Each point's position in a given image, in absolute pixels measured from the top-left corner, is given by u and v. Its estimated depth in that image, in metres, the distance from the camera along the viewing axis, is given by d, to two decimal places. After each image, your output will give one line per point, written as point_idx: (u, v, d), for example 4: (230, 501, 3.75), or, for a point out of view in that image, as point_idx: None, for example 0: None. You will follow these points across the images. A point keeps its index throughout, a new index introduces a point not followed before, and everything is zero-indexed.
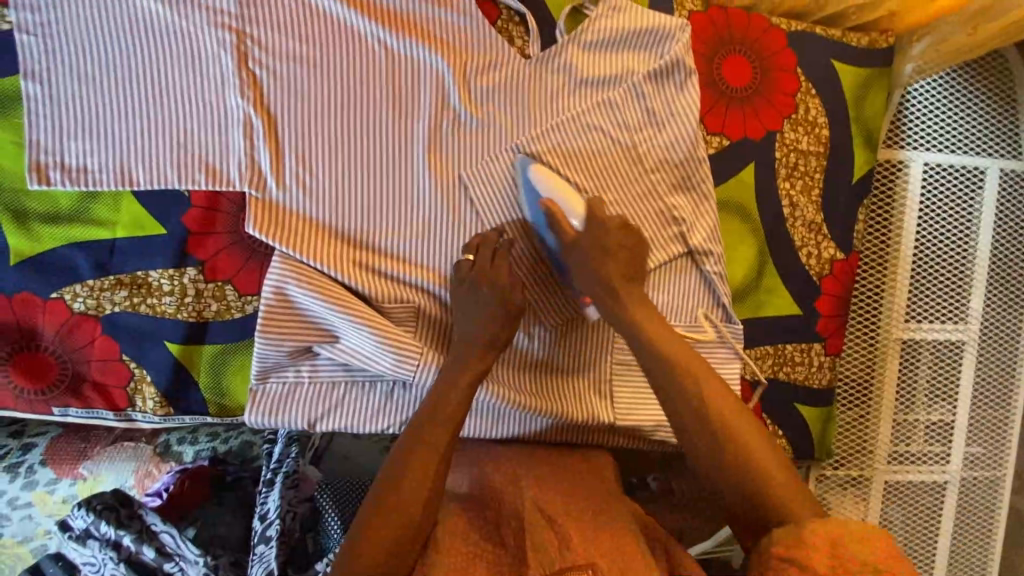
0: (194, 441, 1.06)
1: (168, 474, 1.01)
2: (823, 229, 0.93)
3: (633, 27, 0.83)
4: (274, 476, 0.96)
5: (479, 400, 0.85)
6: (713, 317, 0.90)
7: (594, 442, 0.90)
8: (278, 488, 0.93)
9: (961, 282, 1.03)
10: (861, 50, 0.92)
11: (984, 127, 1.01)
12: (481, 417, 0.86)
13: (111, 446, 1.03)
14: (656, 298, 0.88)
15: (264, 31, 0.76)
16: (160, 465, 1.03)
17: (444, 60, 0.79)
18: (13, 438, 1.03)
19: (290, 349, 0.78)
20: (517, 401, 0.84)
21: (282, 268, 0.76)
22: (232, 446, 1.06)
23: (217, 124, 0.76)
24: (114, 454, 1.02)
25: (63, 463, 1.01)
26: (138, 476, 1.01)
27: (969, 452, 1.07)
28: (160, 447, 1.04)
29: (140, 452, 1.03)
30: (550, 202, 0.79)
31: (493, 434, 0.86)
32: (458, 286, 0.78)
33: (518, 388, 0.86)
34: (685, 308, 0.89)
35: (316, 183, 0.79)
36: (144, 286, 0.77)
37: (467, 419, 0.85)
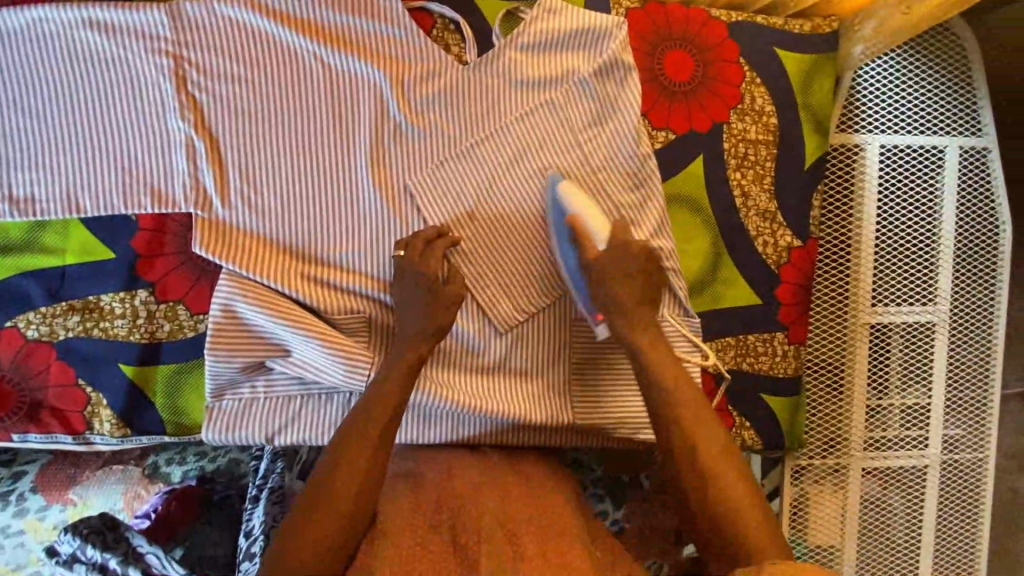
0: (182, 461, 1.06)
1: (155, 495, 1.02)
2: (778, 217, 0.93)
3: (568, 28, 0.83)
4: (258, 492, 0.97)
5: (412, 401, 0.84)
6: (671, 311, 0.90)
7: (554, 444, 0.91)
8: (262, 504, 0.93)
9: (927, 262, 1.03)
10: (803, 36, 0.92)
11: (939, 106, 1.01)
12: (416, 417, 0.87)
13: (100, 470, 1.05)
14: None
15: (202, 53, 0.77)
16: (149, 486, 1.04)
17: (381, 71, 0.80)
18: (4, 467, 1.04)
19: (243, 365, 0.79)
20: (452, 402, 0.84)
21: (230, 285, 0.77)
22: (219, 465, 1.06)
23: (159, 147, 0.77)
24: (102, 478, 1.04)
25: (53, 489, 1.03)
26: (127, 498, 1.03)
27: (948, 435, 1.06)
28: (148, 468, 1.06)
29: (129, 474, 1.05)
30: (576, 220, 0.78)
31: (428, 436, 0.87)
32: (403, 296, 0.78)
33: (455, 389, 0.85)
34: None
35: (261, 199, 0.80)
36: (96, 310, 0.78)
37: (419, 423, 0.86)
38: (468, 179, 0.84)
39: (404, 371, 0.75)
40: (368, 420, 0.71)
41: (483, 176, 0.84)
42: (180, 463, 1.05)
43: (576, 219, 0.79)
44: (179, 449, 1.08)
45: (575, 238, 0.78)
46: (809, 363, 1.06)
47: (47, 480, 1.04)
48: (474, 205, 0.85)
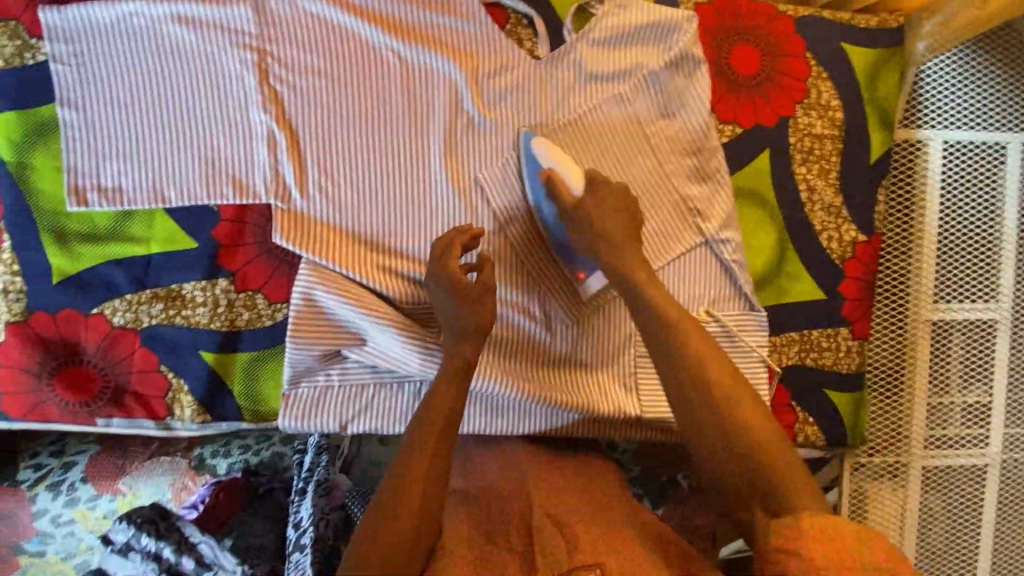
0: (226, 453, 1.06)
1: (203, 487, 1.01)
2: (843, 212, 0.93)
3: (639, 22, 0.84)
4: (305, 485, 0.95)
5: (473, 388, 0.85)
6: (735, 306, 0.91)
7: (619, 436, 0.91)
8: (310, 497, 0.92)
9: (989, 259, 1.02)
10: (869, 32, 0.92)
11: (1003, 101, 1.00)
12: (477, 406, 0.87)
13: (148, 462, 1.04)
14: (680, 289, 0.89)
15: (283, 47, 0.79)
16: (195, 478, 1.04)
17: (456, 65, 0.82)
18: (53, 456, 1.03)
19: (320, 354, 0.80)
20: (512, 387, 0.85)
21: (309, 275, 0.79)
22: (262, 457, 1.06)
23: (241, 138, 0.79)
24: (151, 468, 1.03)
25: (103, 479, 1.02)
26: (175, 489, 1.03)
27: (1011, 434, 1.04)
28: (195, 460, 1.05)
29: (176, 465, 1.04)
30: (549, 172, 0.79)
31: (492, 425, 0.87)
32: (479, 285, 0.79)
33: (510, 373, 0.86)
34: (707, 301, 0.90)
35: (338, 191, 0.81)
36: (178, 298, 0.80)
37: (487, 414, 0.87)
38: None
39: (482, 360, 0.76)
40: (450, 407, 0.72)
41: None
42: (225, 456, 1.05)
43: (553, 174, 0.79)
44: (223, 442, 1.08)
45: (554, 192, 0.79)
46: (869, 360, 1.05)
47: (97, 471, 1.03)
48: (541, 196, 0.86)
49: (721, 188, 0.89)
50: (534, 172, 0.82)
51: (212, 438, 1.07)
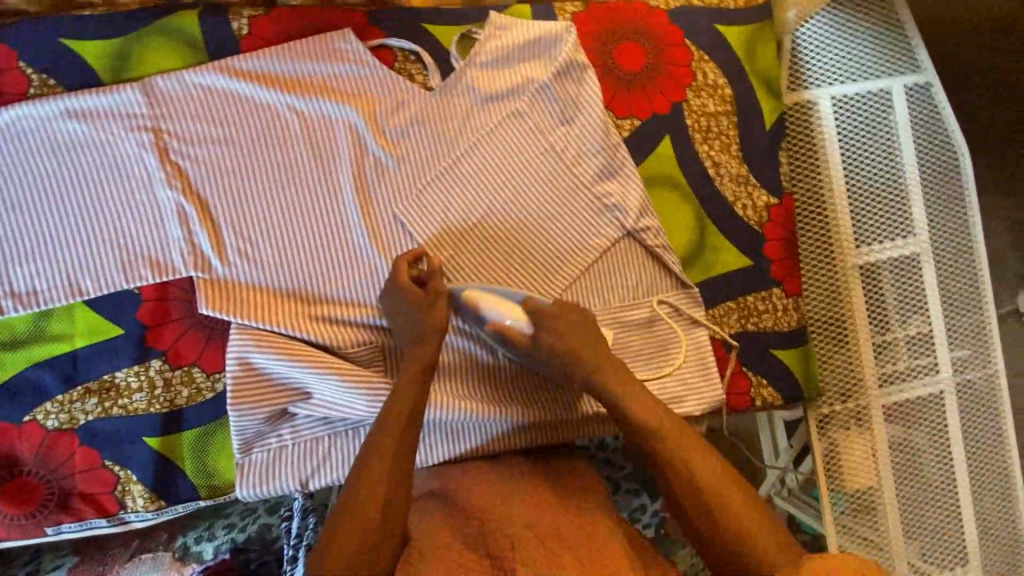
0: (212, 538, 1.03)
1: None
2: (751, 180, 0.97)
3: (520, 41, 0.87)
4: (295, 552, 0.93)
5: (429, 419, 0.86)
6: (669, 287, 0.94)
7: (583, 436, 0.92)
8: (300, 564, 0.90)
9: (899, 197, 1.08)
10: (738, 11, 0.97)
11: (876, 54, 1.07)
12: (436, 434, 0.88)
13: (130, 562, 0.98)
14: (612, 284, 0.93)
15: (178, 122, 0.79)
16: (183, 567, 0.97)
17: (352, 109, 0.83)
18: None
19: (266, 416, 0.79)
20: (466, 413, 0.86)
21: (242, 340, 0.78)
22: (249, 532, 1.06)
23: (151, 218, 0.79)
24: (134, 568, 0.96)
25: None
26: None
27: (955, 357, 1.10)
28: (179, 551, 1.03)
29: (159, 561, 0.98)
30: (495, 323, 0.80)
31: (449, 449, 0.88)
32: (401, 319, 0.79)
33: (467, 399, 0.87)
34: (639, 289, 0.93)
35: (259, 251, 0.82)
36: (112, 388, 0.78)
37: (444, 442, 0.88)
38: (452, 194, 0.87)
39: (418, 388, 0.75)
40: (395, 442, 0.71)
41: (466, 189, 0.88)
42: (210, 540, 1.04)
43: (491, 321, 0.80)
44: (206, 525, 1.07)
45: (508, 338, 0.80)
46: (808, 314, 1.09)
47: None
48: (455, 216, 0.87)
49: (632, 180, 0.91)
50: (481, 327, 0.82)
51: (195, 525, 1.08)
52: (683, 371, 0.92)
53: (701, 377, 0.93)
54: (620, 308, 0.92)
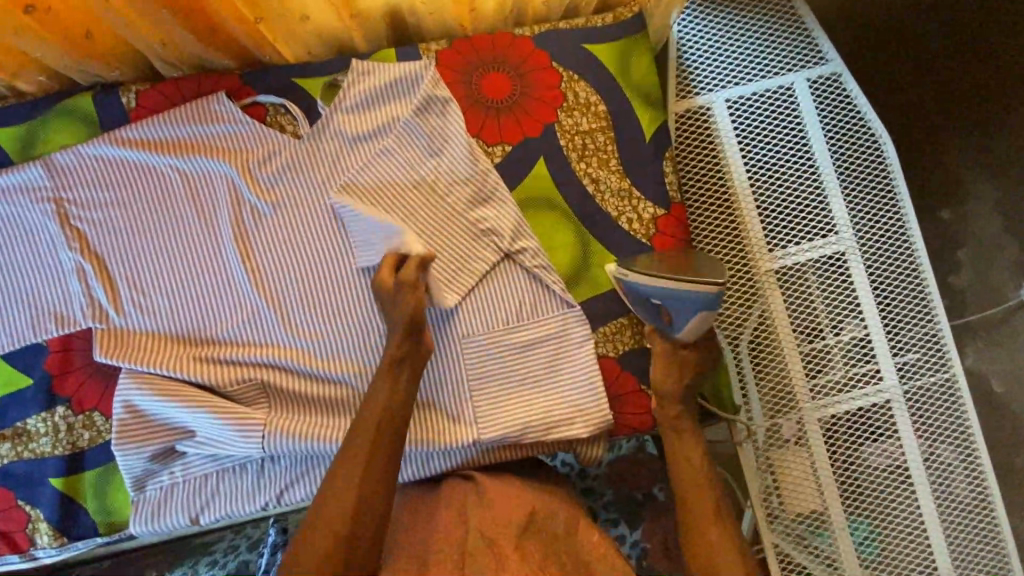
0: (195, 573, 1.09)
1: None
2: (633, 193, 0.95)
3: (382, 83, 0.91)
4: None
5: (407, 453, 0.89)
6: (554, 307, 0.92)
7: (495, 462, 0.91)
8: None
9: (815, 194, 1.01)
10: (608, 28, 0.98)
11: (773, 49, 1.02)
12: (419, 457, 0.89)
13: None
14: (498, 307, 0.91)
15: (76, 190, 0.89)
16: None
17: (225, 162, 0.89)
18: None
19: (152, 454, 0.84)
20: (433, 442, 0.88)
21: (129, 384, 0.85)
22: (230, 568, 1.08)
23: (55, 276, 0.88)
24: None
25: None
26: None
27: (901, 362, 0.99)
28: None
29: None
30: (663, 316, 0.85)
31: (430, 469, 0.90)
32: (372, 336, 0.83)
33: (425, 423, 0.89)
34: (524, 310, 0.91)
35: (149, 300, 0.89)
36: (24, 434, 0.86)
37: (431, 463, 0.89)
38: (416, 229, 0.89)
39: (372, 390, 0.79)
40: (363, 448, 0.75)
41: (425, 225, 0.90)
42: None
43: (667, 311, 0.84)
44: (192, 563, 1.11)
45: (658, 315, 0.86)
46: (728, 324, 1.01)
47: None
48: (424, 242, 0.90)
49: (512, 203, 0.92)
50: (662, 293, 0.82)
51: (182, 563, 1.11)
52: (571, 393, 0.90)
53: (590, 398, 0.90)
54: (506, 330, 0.91)
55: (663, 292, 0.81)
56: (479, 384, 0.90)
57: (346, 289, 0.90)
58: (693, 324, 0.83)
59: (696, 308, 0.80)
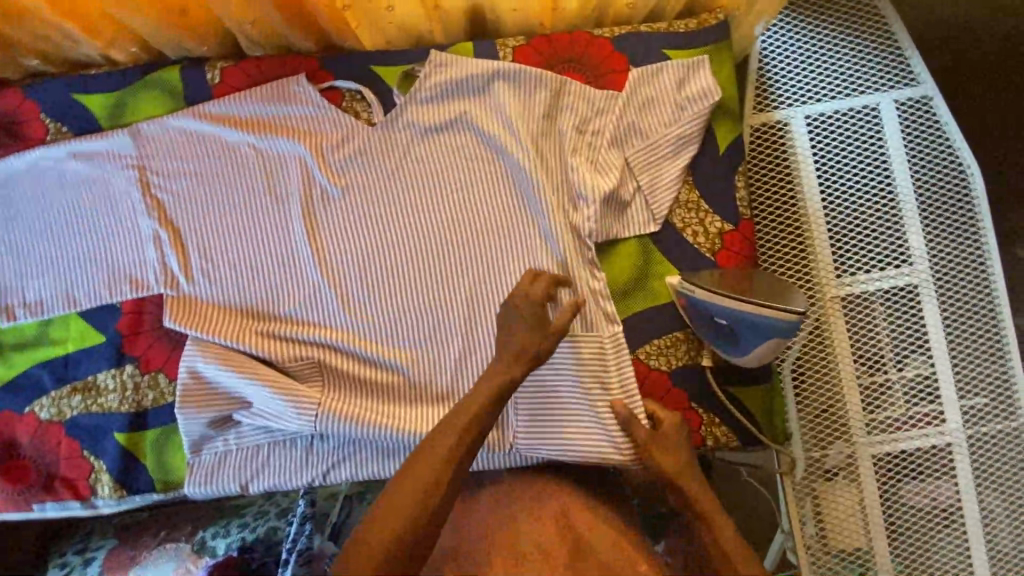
0: (227, 533, 1.06)
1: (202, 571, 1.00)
2: (702, 206, 0.93)
3: (455, 78, 0.91)
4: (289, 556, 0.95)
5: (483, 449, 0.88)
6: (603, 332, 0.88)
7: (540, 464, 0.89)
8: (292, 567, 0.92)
9: (891, 222, 0.97)
10: (690, 33, 0.95)
11: (863, 66, 0.98)
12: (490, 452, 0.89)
13: (156, 550, 1.05)
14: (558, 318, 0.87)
15: (159, 161, 0.92)
16: (196, 561, 1.03)
17: (301, 145, 0.91)
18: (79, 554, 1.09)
19: (210, 420, 0.87)
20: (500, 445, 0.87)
21: (194, 351, 0.88)
22: (259, 533, 1.05)
23: (134, 241, 0.92)
24: (158, 556, 1.03)
25: (118, 570, 1.04)
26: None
27: (967, 405, 0.95)
28: (197, 544, 1.05)
29: (180, 551, 1.04)
30: (724, 342, 0.86)
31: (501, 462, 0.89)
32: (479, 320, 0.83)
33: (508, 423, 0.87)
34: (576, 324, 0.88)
35: (219, 272, 0.92)
36: (93, 388, 0.91)
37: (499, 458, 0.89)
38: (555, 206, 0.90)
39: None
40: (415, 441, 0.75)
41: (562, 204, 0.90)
42: (224, 536, 1.05)
43: (731, 336, 0.84)
44: (224, 522, 1.08)
45: (722, 341, 0.86)
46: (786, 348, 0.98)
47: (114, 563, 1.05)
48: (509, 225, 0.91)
49: (636, 199, 0.93)
50: (726, 315, 0.83)
51: (214, 521, 1.08)
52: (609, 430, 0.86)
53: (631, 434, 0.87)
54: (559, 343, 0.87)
55: (732, 313, 0.82)
56: (557, 392, 0.87)
57: (406, 278, 0.91)
58: (763, 348, 0.84)
59: (764, 334, 0.82)
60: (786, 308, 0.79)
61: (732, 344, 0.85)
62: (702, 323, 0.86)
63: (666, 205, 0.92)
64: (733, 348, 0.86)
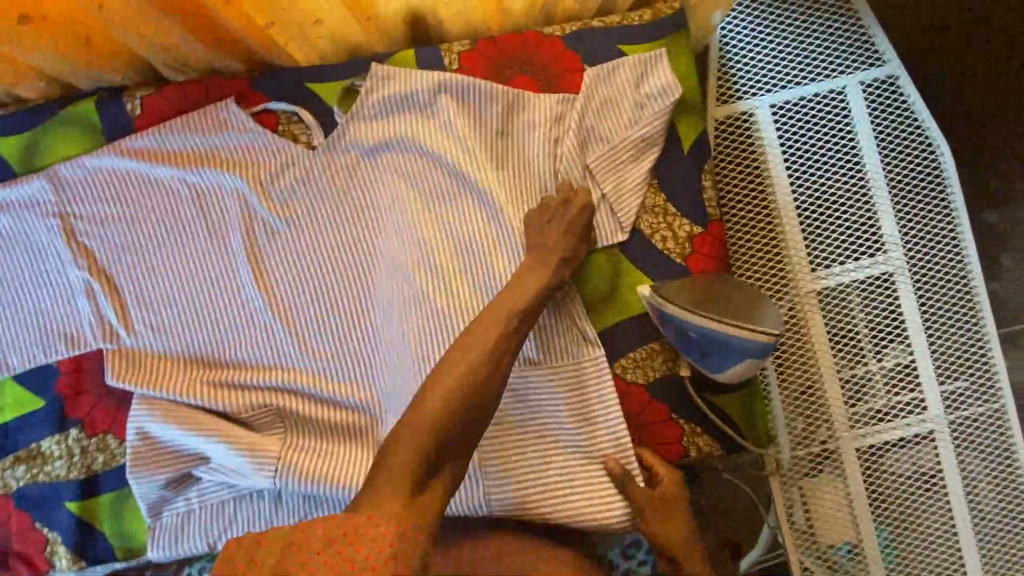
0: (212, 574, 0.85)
1: None
2: (669, 210, 0.89)
3: (399, 93, 0.84)
4: None
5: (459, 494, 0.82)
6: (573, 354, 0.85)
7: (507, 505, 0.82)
8: None
9: (864, 210, 0.94)
10: (645, 27, 0.89)
11: (826, 48, 0.94)
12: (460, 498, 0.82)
13: None
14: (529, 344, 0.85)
15: (83, 206, 0.85)
16: None
17: (236, 177, 0.84)
18: None
19: (167, 481, 0.82)
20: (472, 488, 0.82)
21: (142, 410, 0.82)
22: None
23: (63, 295, 0.85)
24: None
25: None
26: None
27: (947, 391, 0.94)
28: None
29: None
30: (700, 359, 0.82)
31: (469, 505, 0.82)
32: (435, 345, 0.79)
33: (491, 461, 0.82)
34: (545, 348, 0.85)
35: (161, 320, 0.85)
36: (38, 457, 0.85)
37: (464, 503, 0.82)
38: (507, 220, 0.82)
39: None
40: None
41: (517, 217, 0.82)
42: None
43: (705, 354, 0.81)
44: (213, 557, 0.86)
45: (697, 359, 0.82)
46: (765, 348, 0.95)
47: None
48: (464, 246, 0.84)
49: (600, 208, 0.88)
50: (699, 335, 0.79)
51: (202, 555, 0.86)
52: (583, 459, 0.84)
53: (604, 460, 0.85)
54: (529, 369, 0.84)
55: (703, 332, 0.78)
56: (532, 422, 0.84)
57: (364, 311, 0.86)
58: (741, 366, 0.80)
59: (735, 353, 0.79)
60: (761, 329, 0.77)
61: (708, 362, 0.82)
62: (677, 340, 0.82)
63: (632, 212, 0.88)
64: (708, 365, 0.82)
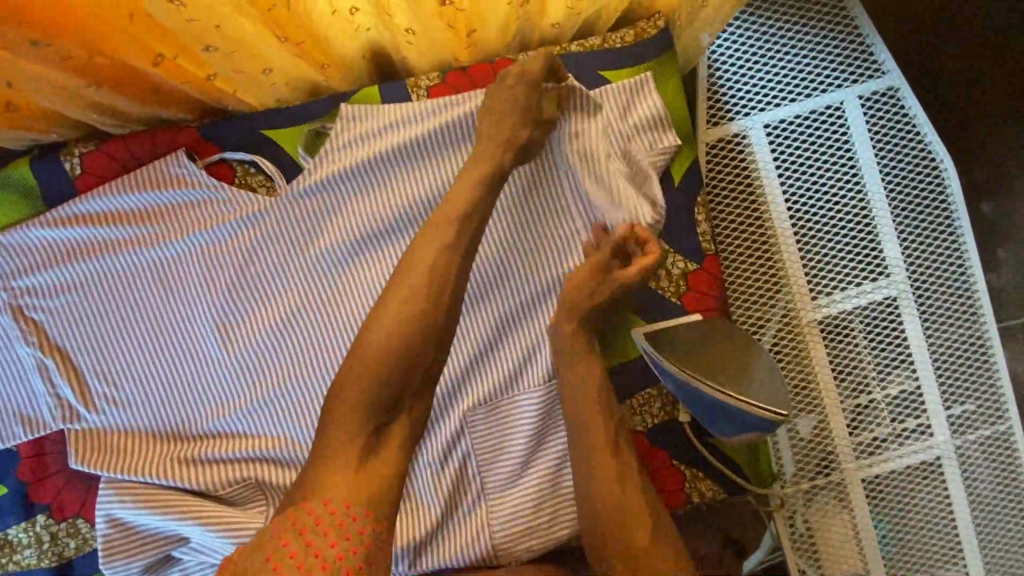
0: None
1: None
2: (661, 246, 0.85)
3: (372, 133, 0.78)
4: None
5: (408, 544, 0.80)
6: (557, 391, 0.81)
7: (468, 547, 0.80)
8: None
9: (865, 232, 0.89)
10: (628, 49, 0.83)
11: (821, 61, 0.88)
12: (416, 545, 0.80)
13: None
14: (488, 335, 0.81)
15: (30, 278, 0.78)
16: None
17: (193, 238, 0.78)
18: None
19: (144, 565, 0.78)
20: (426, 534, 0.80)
21: (112, 493, 0.77)
22: None
23: (18, 375, 0.79)
24: None
25: None
26: None
27: (953, 415, 0.91)
28: None
29: None
30: (707, 419, 0.78)
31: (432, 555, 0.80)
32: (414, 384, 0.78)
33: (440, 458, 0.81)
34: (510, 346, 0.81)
35: (125, 395, 0.80)
36: (6, 545, 0.80)
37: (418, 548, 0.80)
38: (508, 265, 0.81)
39: (399, 458, 0.62)
40: None
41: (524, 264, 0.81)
42: None
43: (711, 417, 0.77)
44: None
45: (706, 419, 0.78)
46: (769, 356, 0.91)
47: None
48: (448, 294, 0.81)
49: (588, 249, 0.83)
50: (713, 403, 0.75)
51: None
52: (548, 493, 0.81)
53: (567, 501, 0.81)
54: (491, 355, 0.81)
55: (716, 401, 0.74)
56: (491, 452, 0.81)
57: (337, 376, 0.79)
58: (747, 436, 0.77)
59: (743, 428, 0.75)
60: (775, 411, 0.72)
61: (714, 425, 0.78)
62: (688, 398, 0.78)
63: None
64: (715, 427, 0.78)
